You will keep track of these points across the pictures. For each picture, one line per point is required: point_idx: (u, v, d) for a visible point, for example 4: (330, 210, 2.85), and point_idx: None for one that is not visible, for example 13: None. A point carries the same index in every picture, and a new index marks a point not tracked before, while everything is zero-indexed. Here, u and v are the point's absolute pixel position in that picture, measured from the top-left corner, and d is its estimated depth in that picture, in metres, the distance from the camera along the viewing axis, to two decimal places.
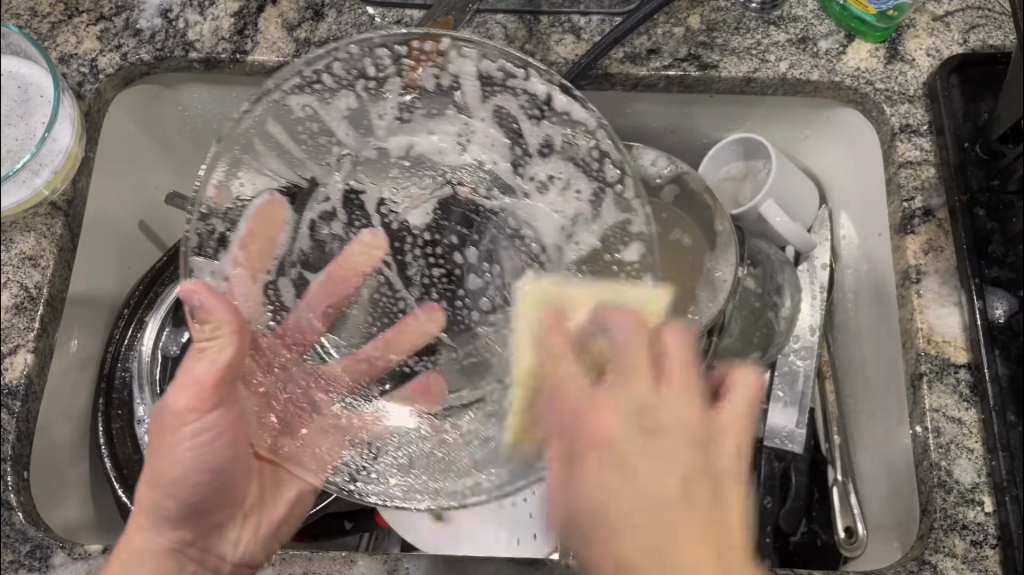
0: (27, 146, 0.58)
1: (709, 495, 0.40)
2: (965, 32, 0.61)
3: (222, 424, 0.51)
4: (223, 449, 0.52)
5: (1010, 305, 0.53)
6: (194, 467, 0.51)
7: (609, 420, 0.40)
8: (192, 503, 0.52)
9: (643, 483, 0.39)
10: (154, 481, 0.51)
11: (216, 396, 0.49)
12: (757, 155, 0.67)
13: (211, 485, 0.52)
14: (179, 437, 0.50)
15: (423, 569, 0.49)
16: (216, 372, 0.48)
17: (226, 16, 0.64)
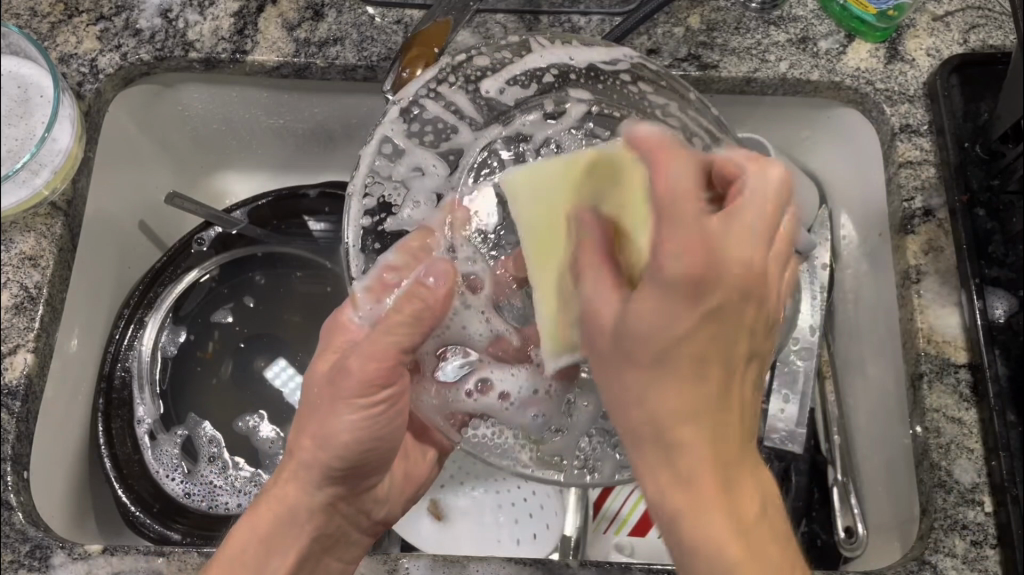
0: (26, 146, 0.58)
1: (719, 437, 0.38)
2: (965, 32, 0.61)
3: (397, 395, 0.49)
4: (393, 418, 0.49)
5: (1010, 305, 0.53)
6: (361, 440, 0.48)
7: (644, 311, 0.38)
8: (354, 469, 0.50)
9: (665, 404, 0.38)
10: (319, 442, 0.48)
11: (393, 373, 0.48)
12: (758, 155, 0.66)
13: (376, 452, 0.50)
14: (349, 406, 0.48)
15: (422, 569, 0.49)
16: (394, 348, 0.47)
17: (226, 16, 0.63)
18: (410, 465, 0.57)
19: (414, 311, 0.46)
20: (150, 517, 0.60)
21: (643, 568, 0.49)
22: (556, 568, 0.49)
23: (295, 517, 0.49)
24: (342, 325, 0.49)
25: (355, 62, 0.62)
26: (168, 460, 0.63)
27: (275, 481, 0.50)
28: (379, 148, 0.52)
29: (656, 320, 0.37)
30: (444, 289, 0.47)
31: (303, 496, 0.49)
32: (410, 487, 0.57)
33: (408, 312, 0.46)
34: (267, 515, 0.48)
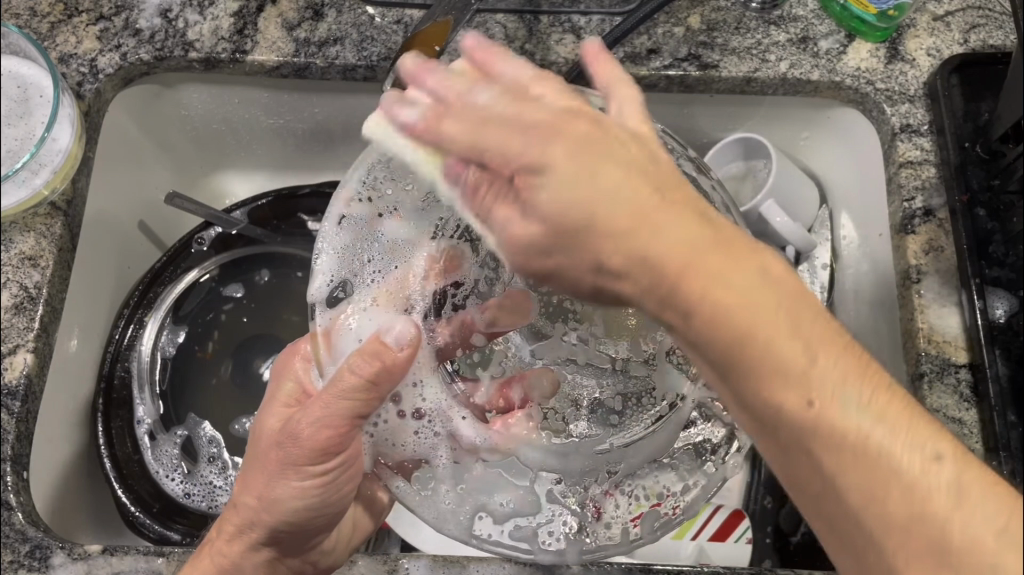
0: (27, 147, 0.59)
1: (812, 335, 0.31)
2: (965, 32, 0.61)
3: (345, 464, 0.47)
4: (343, 486, 0.48)
5: (1010, 305, 0.53)
6: (310, 507, 0.47)
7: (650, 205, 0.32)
8: (292, 534, 0.48)
9: (657, 257, 0.31)
10: (262, 504, 0.47)
11: (342, 438, 0.45)
12: (758, 154, 0.66)
13: (320, 518, 0.48)
14: (299, 472, 0.46)
15: (422, 569, 0.49)
16: (346, 415, 0.44)
17: (226, 16, 0.63)
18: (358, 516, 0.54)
19: (374, 375, 0.43)
20: (150, 518, 0.60)
21: (643, 568, 0.49)
22: (556, 568, 0.49)
23: (238, 571, 0.48)
24: (294, 373, 0.49)
25: (355, 62, 0.62)
26: (168, 460, 0.63)
27: (221, 533, 0.48)
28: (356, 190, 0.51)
29: (626, 197, 0.32)
30: (406, 356, 0.44)
31: (241, 555, 0.48)
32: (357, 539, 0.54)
33: (367, 374, 0.42)
34: (208, 572, 0.47)
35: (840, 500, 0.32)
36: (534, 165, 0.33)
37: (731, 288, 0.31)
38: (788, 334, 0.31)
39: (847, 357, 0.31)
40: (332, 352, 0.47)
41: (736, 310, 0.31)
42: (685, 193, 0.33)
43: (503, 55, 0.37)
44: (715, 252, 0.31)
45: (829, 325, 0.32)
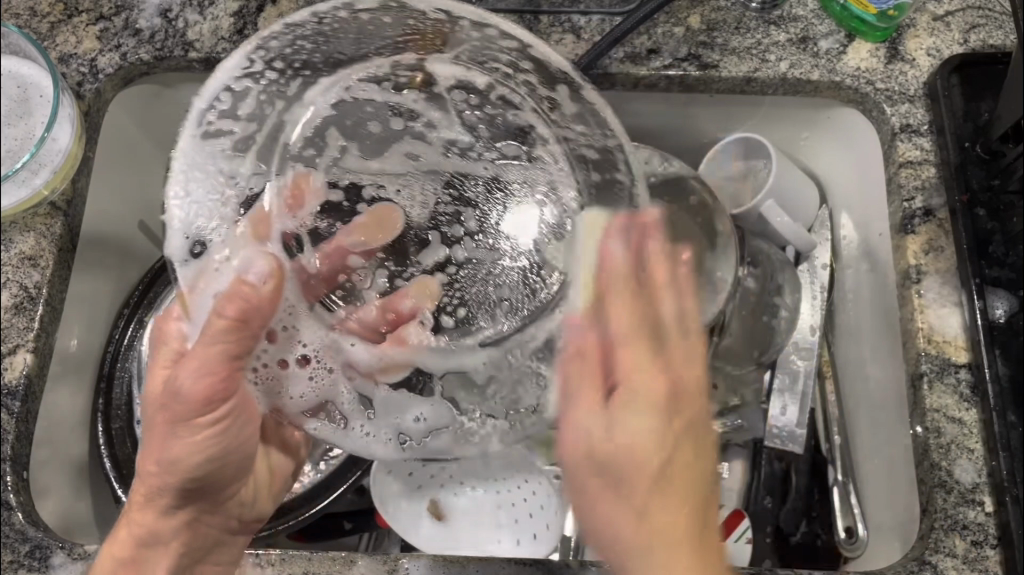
0: (27, 146, 0.59)
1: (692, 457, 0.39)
2: (965, 31, 0.61)
3: (234, 408, 0.49)
4: (234, 432, 0.50)
5: (1011, 305, 0.53)
6: (200, 461, 0.49)
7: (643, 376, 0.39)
8: (202, 486, 0.50)
9: (627, 448, 0.37)
10: (163, 467, 0.48)
11: (226, 385, 0.46)
12: (758, 154, 0.66)
13: (212, 468, 0.50)
14: (192, 427, 0.48)
15: (422, 569, 0.49)
16: (223, 355, 0.44)
17: (226, 16, 0.63)
18: (274, 461, 0.58)
19: (241, 313, 0.42)
20: None
21: None
22: (556, 568, 0.49)
23: (158, 537, 0.50)
24: (168, 337, 0.48)
25: None
26: None
27: (133, 504, 0.50)
28: (212, 103, 0.47)
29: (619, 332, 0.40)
30: (271, 289, 0.43)
31: (157, 518, 0.49)
32: (275, 484, 0.58)
33: (233, 314, 0.42)
34: (129, 539, 0.49)
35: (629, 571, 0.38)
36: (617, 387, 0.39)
37: (642, 507, 0.38)
38: (677, 556, 0.37)
39: (669, 538, 0.37)
40: (194, 301, 0.45)
41: (627, 466, 0.37)
42: (685, 438, 0.39)
43: (636, 237, 0.42)
44: (650, 449, 0.37)
45: (693, 481, 0.39)
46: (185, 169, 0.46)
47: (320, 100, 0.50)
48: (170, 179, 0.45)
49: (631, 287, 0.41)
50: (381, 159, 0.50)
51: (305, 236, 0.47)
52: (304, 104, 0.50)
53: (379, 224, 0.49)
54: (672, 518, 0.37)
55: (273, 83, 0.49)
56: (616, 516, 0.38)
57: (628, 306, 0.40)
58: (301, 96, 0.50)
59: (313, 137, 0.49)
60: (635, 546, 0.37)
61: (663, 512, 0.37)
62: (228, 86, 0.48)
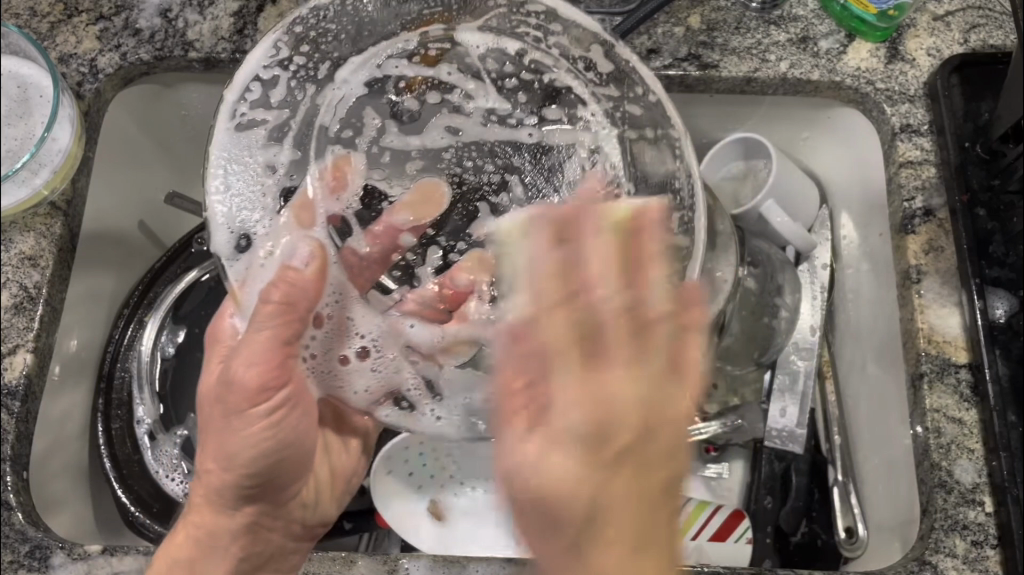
0: (27, 146, 0.59)
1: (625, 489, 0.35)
2: (965, 31, 0.61)
3: (290, 400, 0.49)
4: (292, 423, 0.50)
5: (1011, 305, 0.53)
6: (261, 455, 0.49)
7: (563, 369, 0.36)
8: (266, 482, 0.51)
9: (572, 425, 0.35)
10: (221, 464, 0.49)
11: (280, 372, 0.47)
12: (758, 154, 0.66)
13: (278, 460, 0.51)
14: (246, 421, 0.48)
15: (422, 569, 0.49)
16: (269, 347, 0.45)
17: (226, 16, 0.63)
18: (334, 459, 0.57)
19: (285, 297, 0.42)
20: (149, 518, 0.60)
21: None
22: None
23: (217, 537, 0.51)
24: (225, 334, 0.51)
25: None
26: (168, 460, 0.63)
27: (194, 508, 0.51)
28: (242, 98, 0.45)
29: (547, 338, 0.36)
30: (315, 272, 0.43)
31: (220, 516, 0.51)
32: (337, 480, 0.58)
33: (278, 299, 0.42)
34: (189, 540, 0.50)
35: None
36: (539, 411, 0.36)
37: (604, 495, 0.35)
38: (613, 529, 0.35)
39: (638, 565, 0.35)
40: (244, 295, 0.45)
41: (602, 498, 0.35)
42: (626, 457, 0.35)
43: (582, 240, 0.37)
44: (631, 422, 0.35)
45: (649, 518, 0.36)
46: (227, 158, 0.44)
47: (352, 78, 0.48)
48: (209, 175, 0.43)
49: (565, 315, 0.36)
50: (424, 134, 0.49)
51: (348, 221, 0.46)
52: (338, 85, 0.48)
53: (425, 198, 0.48)
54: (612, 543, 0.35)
55: (303, 68, 0.47)
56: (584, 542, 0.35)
57: (563, 271, 0.37)
58: (333, 78, 0.48)
59: (347, 119, 0.48)
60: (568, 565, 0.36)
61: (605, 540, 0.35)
62: (256, 77, 0.46)
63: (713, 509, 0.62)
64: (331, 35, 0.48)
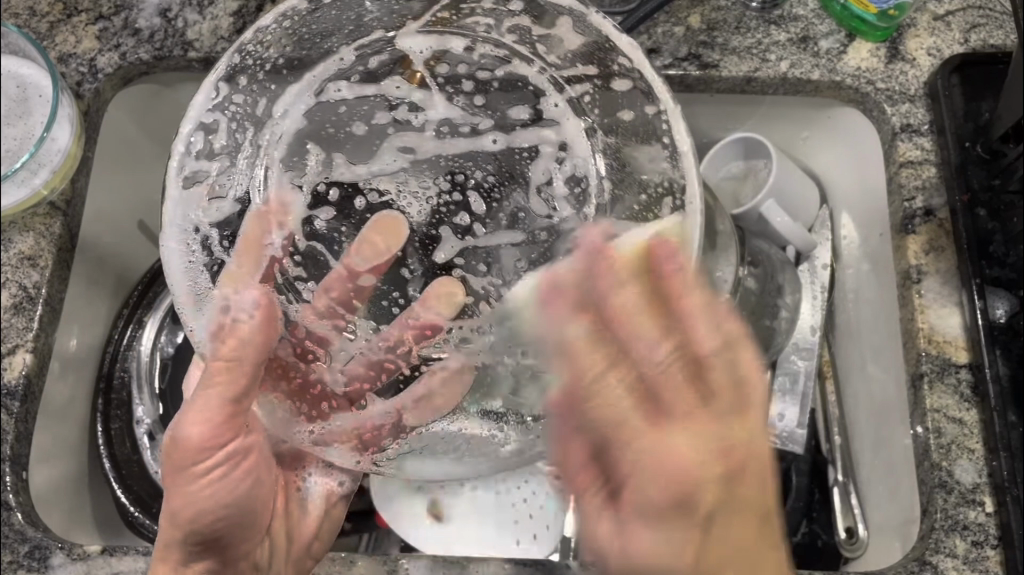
0: (26, 147, 0.59)
1: (727, 486, 0.33)
2: (965, 31, 0.61)
3: (235, 455, 0.47)
4: (249, 474, 0.48)
5: (1012, 306, 0.53)
6: (216, 507, 0.47)
7: (609, 406, 0.34)
8: (217, 538, 0.48)
9: (682, 465, 0.32)
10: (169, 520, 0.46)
11: (226, 426, 0.46)
12: (759, 153, 0.66)
13: (234, 519, 0.48)
14: (194, 478, 0.46)
15: (423, 569, 0.49)
16: (221, 401, 0.45)
17: (226, 15, 0.63)
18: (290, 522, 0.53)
19: (229, 353, 0.43)
20: (149, 518, 0.60)
21: None
22: (556, 568, 0.50)
23: None
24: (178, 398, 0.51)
25: None
26: None
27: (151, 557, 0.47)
28: (188, 149, 0.46)
29: (615, 412, 0.34)
30: (261, 324, 0.43)
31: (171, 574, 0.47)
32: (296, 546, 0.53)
33: (222, 356, 0.43)
34: None
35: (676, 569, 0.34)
36: (663, 467, 0.32)
37: (684, 457, 0.32)
38: (689, 454, 0.32)
39: (705, 461, 0.32)
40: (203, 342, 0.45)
41: (693, 488, 0.32)
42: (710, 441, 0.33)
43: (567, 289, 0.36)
44: (699, 464, 0.32)
45: (713, 437, 0.33)
46: (179, 211, 0.45)
47: (291, 108, 0.49)
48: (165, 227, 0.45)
49: (592, 334, 0.35)
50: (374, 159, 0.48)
51: (306, 244, 0.46)
52: (276, 118, 0.48)
53: (382, 232, 0.46)
54: (664, 477, 0.32)
55: (242, 107, 0.48)
56: (694, 469, 0.32)
57: (569, 312, 0.36)
58: (272, 113, 0.48)
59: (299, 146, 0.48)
60: (687, 487, 0.32)
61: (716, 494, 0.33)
62: (199, 125, 0.47)
63: None
64: (270, 66, 0.49)
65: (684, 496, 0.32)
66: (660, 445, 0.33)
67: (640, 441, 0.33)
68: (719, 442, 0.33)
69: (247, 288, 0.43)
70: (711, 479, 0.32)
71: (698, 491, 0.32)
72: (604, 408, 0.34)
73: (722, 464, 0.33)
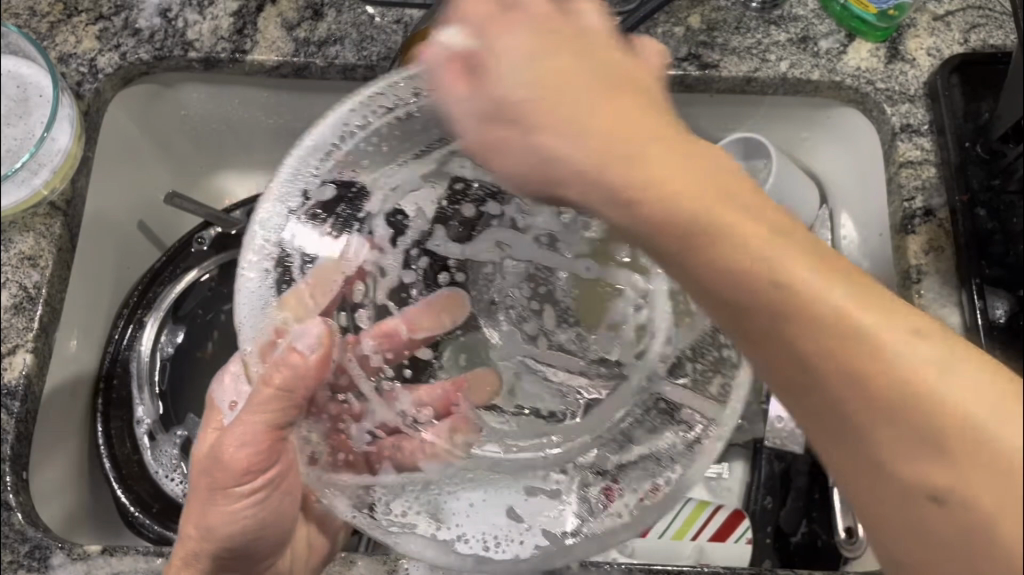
0: (26, 146, 0.59)
1: (778, 292, 0.28)
2: (965, 31, 0.61)
3: (272, 481, 0.47)
4: (279, 497, 0.48)
5: (1011, 305, 0.53)
6: (244, 527, 0.47)
7: (685, 189, 0.29)
8: (237, 551, 0.48)
9: (778, 264, 0.28)
10: (202, 531, 0.47)
11: (270, 451, 0.45)
12: (759, 154, 0.66)
13: (259, 537, 0.48)
14: (229, 496, 0.46)
15: (423, 570, 0.49)
16: (264, 428, 0.44)
17: (226, 15, 0.63)
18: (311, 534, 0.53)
19: (283, 383, 0.42)
20: (149, 518, 0.60)
21: (643, 568, 0.49)
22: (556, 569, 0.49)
23: None
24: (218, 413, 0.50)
25: (355, 62, 0.62)
26: (167, 460, 0.63)
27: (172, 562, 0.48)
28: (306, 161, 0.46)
29: (678, 173, 0.29)
30: (319, 359, 0.42)
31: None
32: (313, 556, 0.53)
33: (274, 384, 0.42)
34: None
35: (801, 361, 0.28)
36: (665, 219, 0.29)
37: (788, 265, 0.28)
38: (794, 266, 0.28)
39: (807, 254, 0.28)
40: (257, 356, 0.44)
41: (764, 271, 0.28)
42: (725, 202, 0.29)
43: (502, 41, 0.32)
44: (869, 331, 0.27)
45: (758, 211, 0.29)
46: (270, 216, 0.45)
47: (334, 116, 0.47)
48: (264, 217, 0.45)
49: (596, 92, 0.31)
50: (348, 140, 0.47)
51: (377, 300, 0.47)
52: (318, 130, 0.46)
53: (449, 305, 0.49)
54: (782, 291, 0.28)
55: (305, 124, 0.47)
56: (783, 260, 0.28)
57: (538, 40, 0.32)
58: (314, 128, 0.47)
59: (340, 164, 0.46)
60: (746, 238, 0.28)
61: (781, 260, 0.28)
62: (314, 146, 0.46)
63: (714, 508, 0.62)
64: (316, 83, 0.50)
65: (766, 294, 0.28)
66: (721, 217, 0.29)
67: (731, 262, 0.28)
68: (778, 259, 0.28)
69: (313, 321, 0.43)
70: (867, 347, 0.27)
71: (775, 281, 0.28)
72: (655, 161, 0.30)
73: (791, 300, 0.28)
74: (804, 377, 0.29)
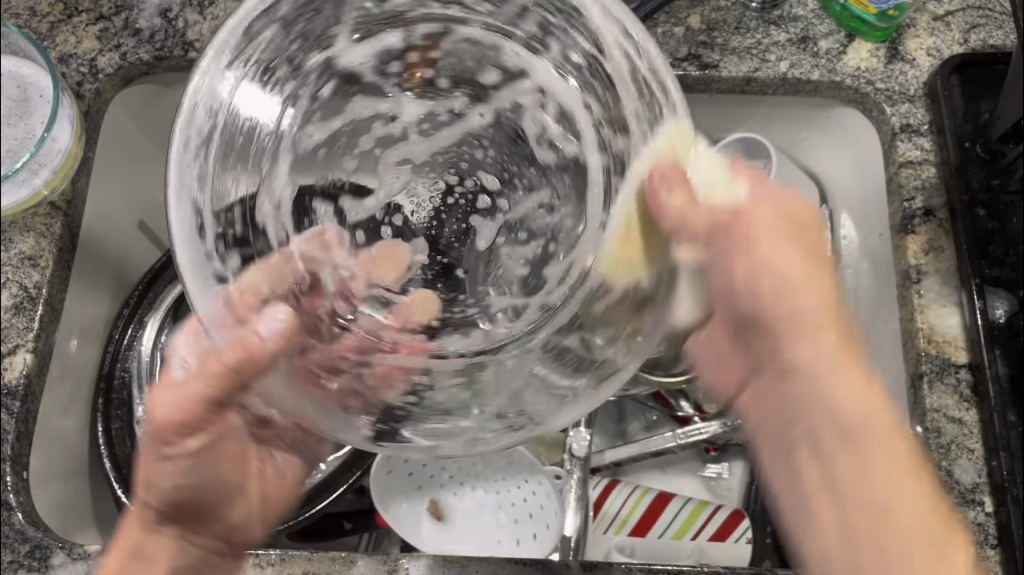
0: (26, 147, 0.59)
1: (843, 444, 0.49)
2: (965, 31, 0.61)
3: (212, 434, 0.45)
4: (224, 441, 0.46)
5: (1011, 305, 0.53)
6: (192, 482, 0.45)
7: (851, 389, 0.50)
8: (190, 504, 0.45)
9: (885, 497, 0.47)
10: (144, 494, 0.44)
11: (201, 402, 0.43)
12: (759, 154, 0.65)
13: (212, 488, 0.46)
14: (168, 454, 0.44)
15: (423, 569, 0.49)
16: (199, 385, 0.42)
17: (226, 16, 0.63)
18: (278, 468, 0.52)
19: (237, 361, 0.41)
20: None
21: (643, 568, 0.49)
22: (556, 568, 0.49)
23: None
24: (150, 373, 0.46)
25: None
26: None
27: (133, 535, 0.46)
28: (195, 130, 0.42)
29: (841, 381, 0.50)
30: (278, 341, 0.41)
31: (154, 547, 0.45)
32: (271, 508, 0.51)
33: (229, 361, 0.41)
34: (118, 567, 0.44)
35: (862, 477, 0.48)
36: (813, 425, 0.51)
37: (887, 480, 0.47)
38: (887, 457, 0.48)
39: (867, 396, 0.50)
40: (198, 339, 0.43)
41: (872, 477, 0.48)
42: (877, 409, 0.49)
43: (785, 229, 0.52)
44: (899, 487, 0.47)
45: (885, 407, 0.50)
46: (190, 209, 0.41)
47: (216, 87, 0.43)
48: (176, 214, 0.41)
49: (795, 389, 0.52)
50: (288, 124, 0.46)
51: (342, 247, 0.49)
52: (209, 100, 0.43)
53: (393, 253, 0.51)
54: (851, 423, 0.49)
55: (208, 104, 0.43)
56: (879, 416, 0.49)
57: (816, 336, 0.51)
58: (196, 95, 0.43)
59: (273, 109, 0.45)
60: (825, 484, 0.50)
61: (885, 452, 0.48)
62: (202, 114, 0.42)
63: (714, 508, 0.62)
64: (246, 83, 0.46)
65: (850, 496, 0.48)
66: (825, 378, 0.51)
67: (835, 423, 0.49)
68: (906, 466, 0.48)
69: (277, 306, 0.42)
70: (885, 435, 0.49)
71: (871, 454, 0.48)
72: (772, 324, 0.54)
73: (862, 447, 0.49)
74: (843, 464, 0.49)
